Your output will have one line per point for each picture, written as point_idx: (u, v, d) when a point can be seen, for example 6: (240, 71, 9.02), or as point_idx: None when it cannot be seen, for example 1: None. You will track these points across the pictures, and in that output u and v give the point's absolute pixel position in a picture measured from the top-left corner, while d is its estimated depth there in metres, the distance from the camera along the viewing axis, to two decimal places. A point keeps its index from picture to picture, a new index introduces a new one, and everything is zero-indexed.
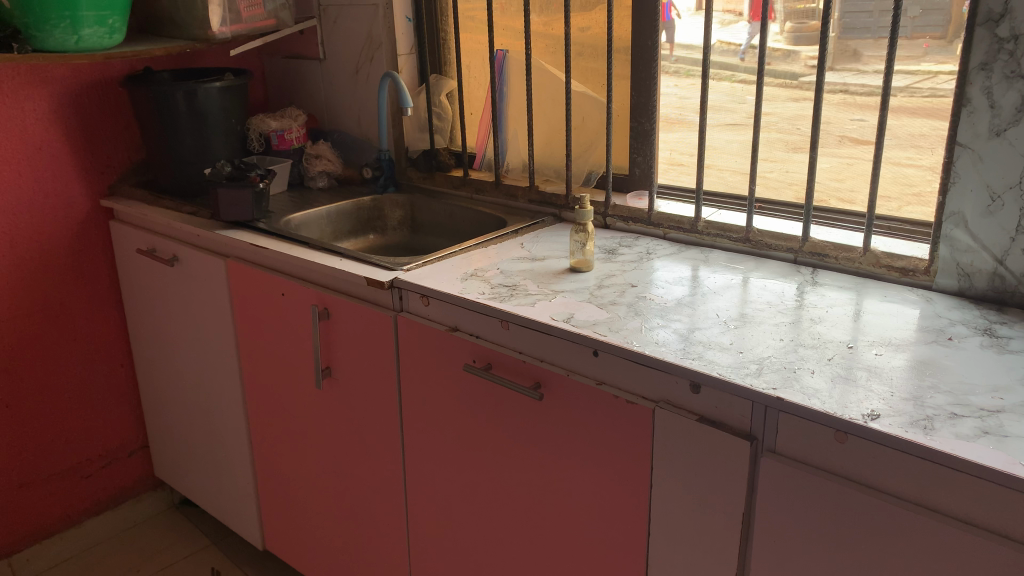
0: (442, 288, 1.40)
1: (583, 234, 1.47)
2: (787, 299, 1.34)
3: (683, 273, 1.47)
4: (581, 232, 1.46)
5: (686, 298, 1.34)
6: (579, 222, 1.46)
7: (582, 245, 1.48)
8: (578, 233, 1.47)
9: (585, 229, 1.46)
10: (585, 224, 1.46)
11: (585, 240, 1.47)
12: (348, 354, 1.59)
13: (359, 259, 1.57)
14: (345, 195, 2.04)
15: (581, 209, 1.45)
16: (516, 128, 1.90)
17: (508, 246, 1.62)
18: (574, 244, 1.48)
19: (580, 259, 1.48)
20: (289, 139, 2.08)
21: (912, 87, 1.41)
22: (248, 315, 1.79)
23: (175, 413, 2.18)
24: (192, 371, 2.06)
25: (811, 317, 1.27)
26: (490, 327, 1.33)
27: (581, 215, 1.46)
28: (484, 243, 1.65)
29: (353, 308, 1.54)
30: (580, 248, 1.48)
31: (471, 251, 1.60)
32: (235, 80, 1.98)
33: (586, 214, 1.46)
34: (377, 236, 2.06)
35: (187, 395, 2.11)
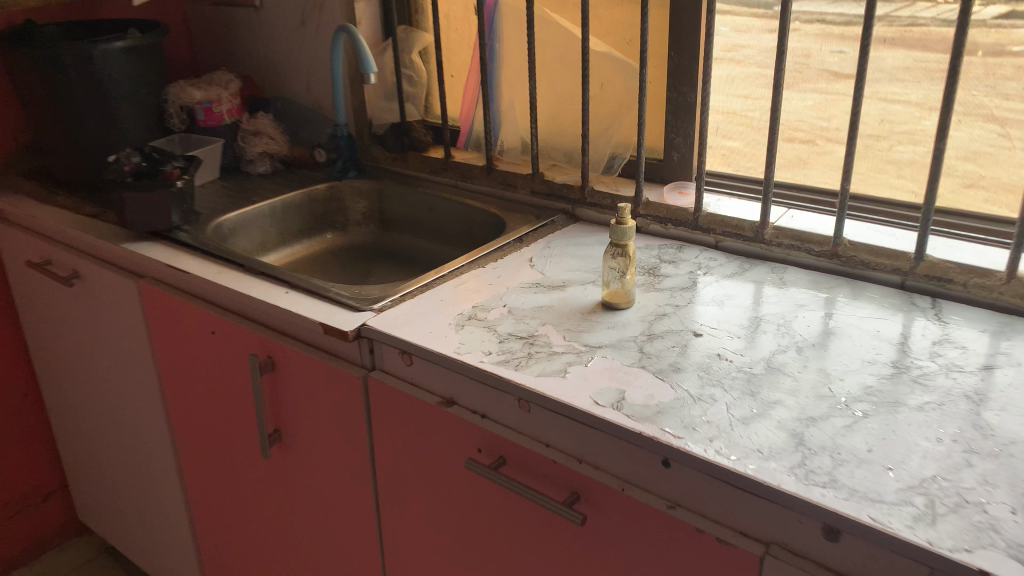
0: (430, 344, 1.00)
1: (620, 258, 1.06)
2: (916, 351, 0.96)
3: (758, 307, 1.08)
4: (618, 256, 1.06)
5: (776, 358, 0.95)
6: (617, 240, 1.05)
7: (616, 274, 1.07)
8: (614, 259, 1.07)
9: (623, 255, 1.06)
10: (624, 245, 1.06)
11: (626, 268, 1.06)
12: (303, 418, 1.18)
13: (313, 292, 1.16)
14: (294, 184, 1.61)
15: (619, 225, 1.05)
16: (513, 97, 1.48)
17: (515, 267, 1.22)
18: (606, 270, 1.08)
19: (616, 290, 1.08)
20: (219, 112, 1.63)
21: (891, 16, 1.13)
22: (172, 354, 1.37)
23: (95, 454, 1.77)
24: (108, 409, 1.64)
25: (963, 387, 0.89)
26: (503, 406, 0.94)
27: (620, 231, 1.05)
28: (479, 262, 1.25)
29: (306, 361, 1.13)
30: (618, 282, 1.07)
31: (465, 275, 1.20)
32: (144, 38, 1.50)
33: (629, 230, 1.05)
34: (337, 234, 1.64)
35: (106, 435, 1.69)
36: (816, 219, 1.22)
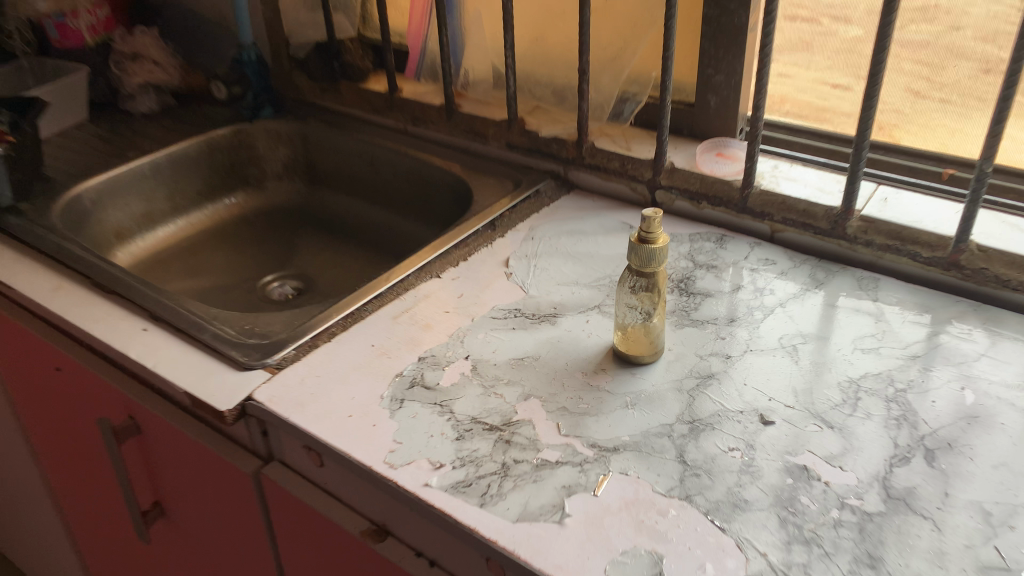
0: (350, 442, 0.64)
1: (643, 290, 0.69)
2: None
3: (847, 357, 0.72)
4: (641, 289, 0.69)
5: (896, 475, 0.60)
6: (639, 266, 0.68)
7: (637, 313, 0.70)
8: (633, 290, 0.69)
9: (649, 287, 0.69)
10: (651, 274, 0.68)
11: (653, 305, 0.69)
12: (188, 499, 0.83)
13: (182, 329, 0.78)
14: (188, 128, 1.19)
15: (643, 246, 0.66)
16: (480, 7, 1.05)
17: (486, 279, 0.84)
18: (622, 306, 0.70)
19: (628, 337, 0.71)
20: (77, 28, 1.21)
21: None
22: (15, 384, 1.00)
23: None
24: None
25: None
26: (466, 558, 0.60)
27: (646, 255, 0.67)
28: (432, 267, 0.87)
29: (177, 434, 0.77)
30: (643, 328, 0.70)
31: (411, 294, 0.82)
32: None
33: (659, 252, 0.67)
34: (251, 193, 1.24)
35: None
36: (923, 203, 0.84)
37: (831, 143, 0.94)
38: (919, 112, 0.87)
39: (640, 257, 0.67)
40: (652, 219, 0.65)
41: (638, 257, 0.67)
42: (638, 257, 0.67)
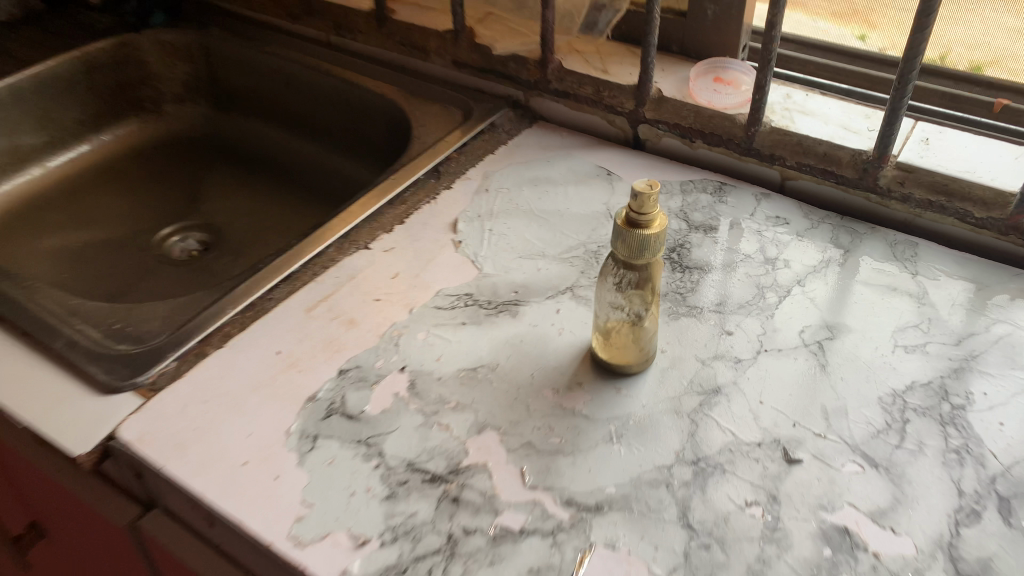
0: (245, 505, 0.48)
1: (632, 287, 0.52)
2: None
3: (886, 361, 0.57)
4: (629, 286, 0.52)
5: (965, 539, 0.46)
6: (627, 258, 0.51)
7: (624, 316, 0.53)
8: (618, 288, 0.52)
9: (640, 284, 0.52)
10: (643, 268, 0.51)
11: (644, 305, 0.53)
12: (66, 531, 0.67)
13: (28, 332, 0.59)
14: (58, 40, 0.96)
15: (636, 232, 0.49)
16: None
17: (428, 253, 0.67)
18: (604, 307, 0.54)
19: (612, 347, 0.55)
20: None
21: None
22: None
23: None
24: None
25: None
26: None
27: (637, 244, 0.50)
28: (359, 236, 0.69)
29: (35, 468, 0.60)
30: (631, 336, 0.54)
31: (332, 275, 0.65)
32: None
33: (655, 239, 0.50)
34: (147, 120, 1.03)
35: None
36: (976, 144, 0.66)
37: (854, 63, 0.77)
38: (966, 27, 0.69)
39: (629, 247, 0.50)
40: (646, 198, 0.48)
41: (627, 248, 0.50)
42: (626, 248, 0.50)
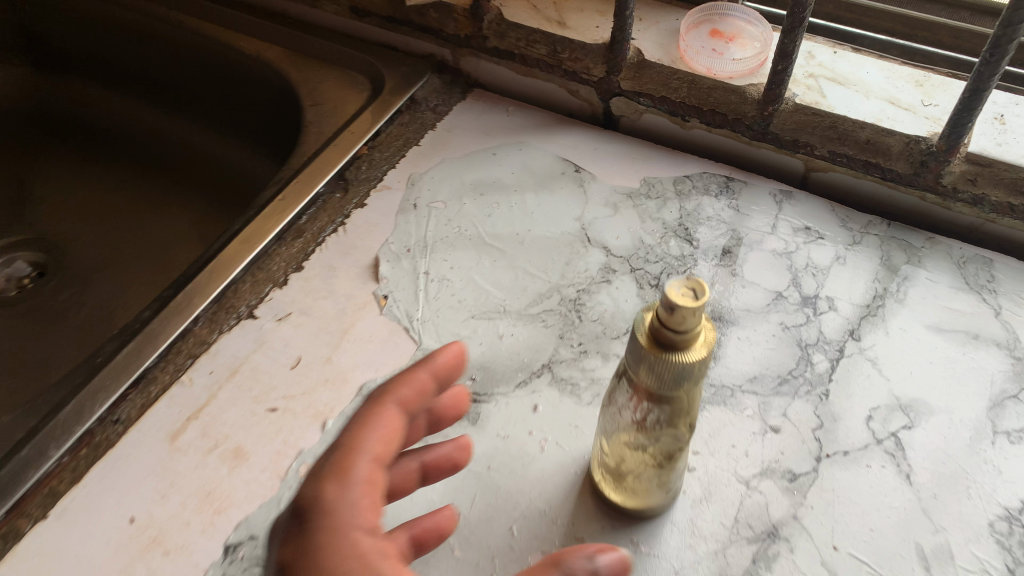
0: None
1: (658, 430, 0.34)
2: None
3: (987, 459, 0.42)
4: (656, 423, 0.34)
5: None
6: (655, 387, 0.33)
7: (644, 456, 0.36)
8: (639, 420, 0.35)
9: (673, 422, 0.34)
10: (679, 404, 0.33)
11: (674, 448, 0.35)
12: None
13: None
14: None
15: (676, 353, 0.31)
16: None
17: (340, 318, 0.47)
18: (616, 435, 0.36)
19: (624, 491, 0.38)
20: None
21: None
22: None
23: None
24: None
25: None
26: None
27: (670, 373, 0.32)
28: (238, 297, 0.48)
29: None
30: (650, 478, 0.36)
31: (203, 370, 0.45)
32: None
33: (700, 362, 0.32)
34: None
35: None
36: None
37: None
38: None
39: (659, 375, 0.32)
40: (690, 314, 0.29)
41: (655, 376, 0.32)
42: (654, 375, 0.32)
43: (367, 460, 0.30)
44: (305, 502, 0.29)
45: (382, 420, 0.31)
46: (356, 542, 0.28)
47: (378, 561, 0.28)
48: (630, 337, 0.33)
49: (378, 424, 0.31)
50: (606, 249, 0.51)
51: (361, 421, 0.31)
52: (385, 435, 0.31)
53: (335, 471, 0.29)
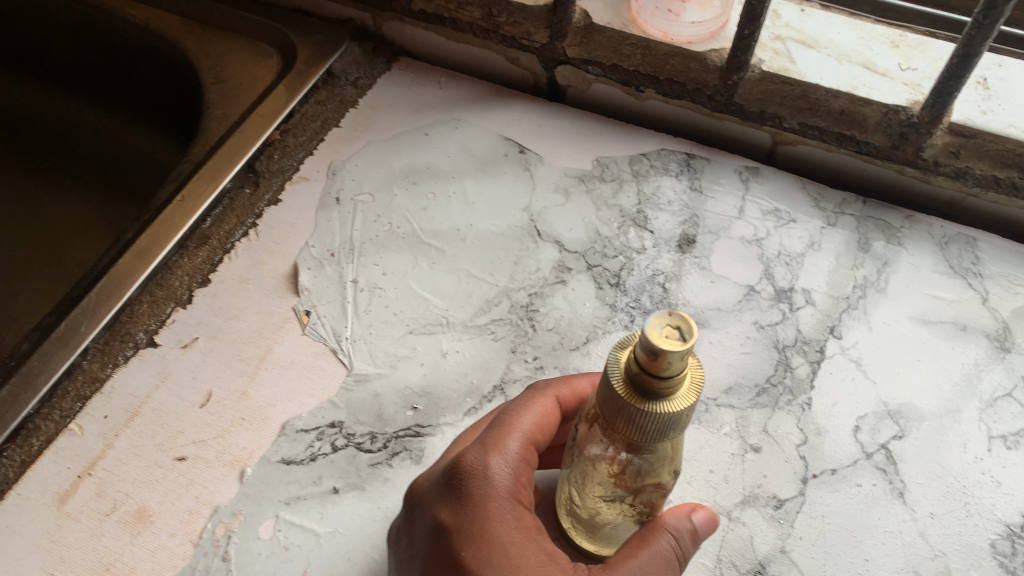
0: None
1: (637, 478, 0.28)
2: None
3: (984, 469, 0.38)
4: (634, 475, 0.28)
5: None
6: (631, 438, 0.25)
7: (623, 508, 0.30)
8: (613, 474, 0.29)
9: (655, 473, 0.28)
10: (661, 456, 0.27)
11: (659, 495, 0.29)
12: None
13: None
14: None
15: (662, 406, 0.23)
16: None
17: (257, 340, 0.41)
18: (587, 489, 0.31)
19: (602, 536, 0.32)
20: None
21: None
22: None
23: None
24: None
25: None
26: None
27: (654, 425, 0.23)
28: (134, 320, 0.41)
29: None
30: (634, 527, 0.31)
31: (97, 415, 0.38)
32: None
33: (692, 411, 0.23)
34: None
35: None
36: None
37: None
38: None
39: (639, 430, 0.23)
40: (677, 359, 0.21)
41: (637, 430, 0.23)
42: (632, 432, 0.24)
43: (527, 439, 0.29)
44: (467, 469, 0.28)
45: (544, 408, 0.30)
46: (518, 516, 0.27)
47: (538, 535, 0.27)
48: (601, 384, 0.24)
49: (538, 407, 0.30)
50: (558, 243, 0.45)
51: (522, 404, 0.30)
52: (547, 421, 0.30)
53: (494, 443, 0.29)
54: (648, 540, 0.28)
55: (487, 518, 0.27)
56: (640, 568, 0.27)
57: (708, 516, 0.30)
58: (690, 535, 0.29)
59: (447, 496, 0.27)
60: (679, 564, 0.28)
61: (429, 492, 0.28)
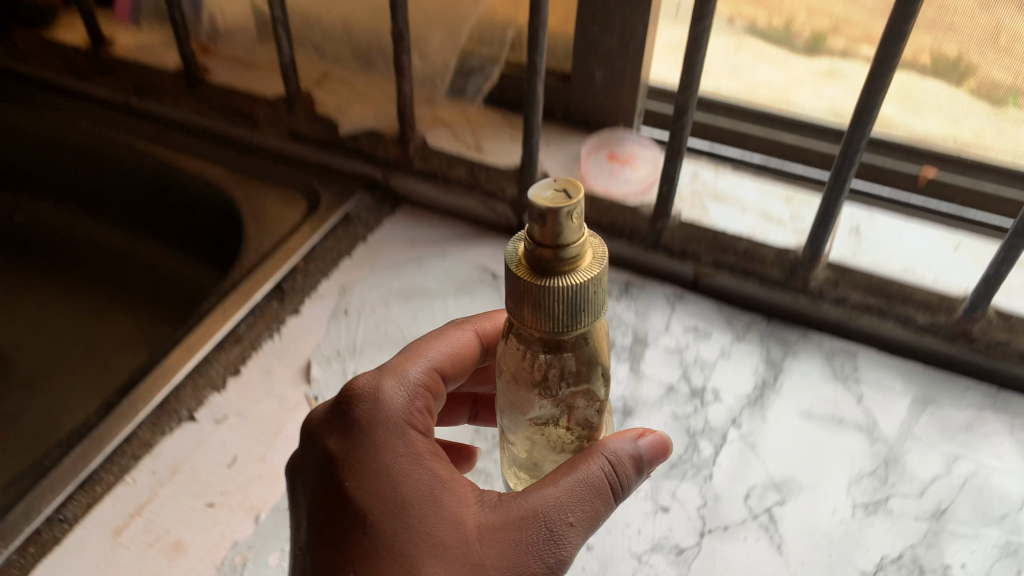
0: None
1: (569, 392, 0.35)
2: None
3: (847, 529, 0.47)
4: (566, 388, 0.35)
5: None
6: (551, 335, 0.31)
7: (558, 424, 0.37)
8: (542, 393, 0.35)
9: (587, 383, 0.35)
10: (585, 366, 0.34)
11: (591, 405, 0.37)
12: None
13: None
14: None
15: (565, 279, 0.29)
16: None
17: (275, 417, 0.52)
18: (520, 419, 0.37)
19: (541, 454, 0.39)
20: None
21: None
22: None
23: None
24: None
25: None
26: None
27: (560, 300, 0.29)
28: (180, 400, 0.52)
29: None
30: (569, 440, 0.38)
31: (146, 470, 0.49)
32: None
33: (590, 279, 0.30)
34: None
35: None
36: (907, 234, 0.59)
37: None
38: (956, 101, 0.55)
39: (548, 317, 0.30)
40: (567, 222, 0.27)
41: (547, 314, 0.29)
42: (543, 317, 0.30)
43: (431, 366, 0.40)
44: (363, 394, 0.36)
45: (455, 341, 0.42)
46: (408, 440, 0.35)
47: (427, 458, 0.35)
48: (509, 277, 0.30)
49: (449, 342, 0.41)
50: None
51: (435, 340, 0.41)
52: (455, 353, 0.41)
53: (391, 375, 0.38)
54: (578, 468, 0.35)
55: (377, 433, 0.35)
56: (557, 496, 0.34)
57: (656, 438, 0.37)
58: (628, 462, 0.36)
59: (342, 414, 0.36)
60: (607, 489, 0.35)
61: (323, 417, 0.36)
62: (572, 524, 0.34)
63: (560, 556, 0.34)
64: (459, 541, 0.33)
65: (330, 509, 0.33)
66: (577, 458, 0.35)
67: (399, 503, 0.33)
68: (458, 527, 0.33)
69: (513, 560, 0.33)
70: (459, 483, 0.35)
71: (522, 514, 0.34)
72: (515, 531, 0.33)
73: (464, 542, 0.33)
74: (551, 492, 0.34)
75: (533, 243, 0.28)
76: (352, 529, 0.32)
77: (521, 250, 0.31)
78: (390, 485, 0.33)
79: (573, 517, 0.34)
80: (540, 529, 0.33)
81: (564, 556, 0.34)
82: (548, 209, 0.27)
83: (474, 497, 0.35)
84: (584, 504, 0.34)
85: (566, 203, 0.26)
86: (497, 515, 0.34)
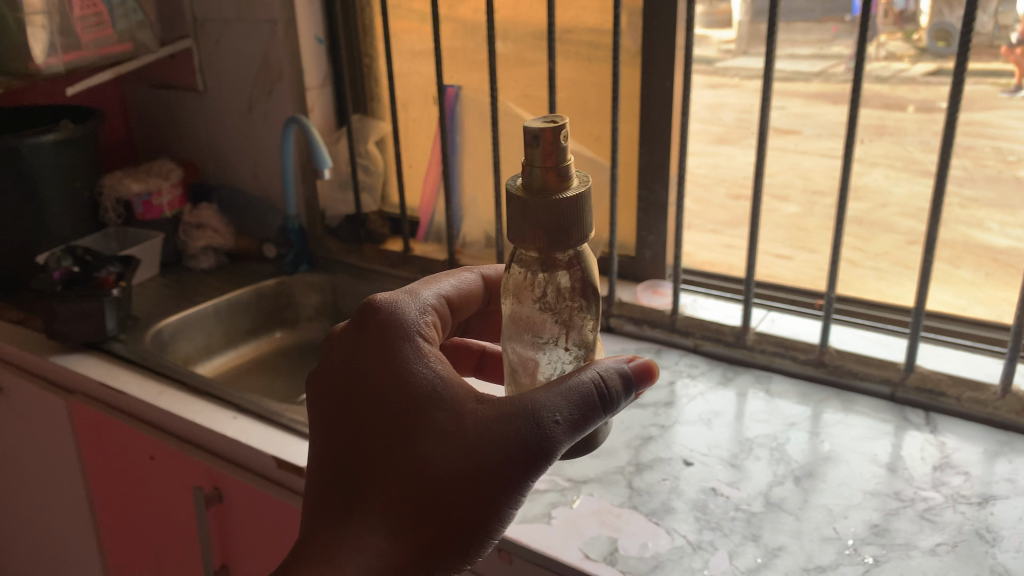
0: None
1: (559, 306, 0.67)
2: (908, 472, 0.92)
3: (746, 426, 1.02)
4: (560, 302, 0.67)
5: (773, 490, 0.90)
6: (550, 252, 0.62)
7: (556, 339, 0.69)
8: (548, 303, 0.67)
9: (579, 297, 0.67)
10: (578, 284, 0.66)
11: (581, 326, 0.69)
12: (248, 548, 1.09)
13: (261, 417, 1.07)
14: (240, 280, 1.50)
15: (561, 188, 0.59)
16: (476, 190, 1.41)
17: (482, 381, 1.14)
18: (533, 330, 0.69)
19: (536, 361, 0.71)
20: (158, 204, 1.51)
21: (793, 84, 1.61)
22: (105, 475, 1.23)
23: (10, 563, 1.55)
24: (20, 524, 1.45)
25: (963, 516, 0.85)
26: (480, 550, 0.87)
27: (556, 198, 0.59)
28: None
29: (251, 491, 1.04)
30: (568, 351, 0.70)
31: None
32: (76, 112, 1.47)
33: (577, 195, 0.60)
34: (287, 330, 1.53)
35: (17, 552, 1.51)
36: (799, 323, 1.18)
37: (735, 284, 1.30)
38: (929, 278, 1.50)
39: (552, 220, 0.60)
40: (559, 145, 0.58)
41: (548, 218, 0.60)
42: (547, 224, 0.60)
43: (437, 298, 0.74)
44: (396, 318, 0.68)
45: (458, 276, 0.78)
46: (427, 354, 0.66)
47: (440, 367, 0.65)
48: (522, 194, 0.60)
49: (454, 282, 0.77)
50: None
51: (441, 284, 0.76)
52: (457, 289, 0.77)
53: (413, 313, 0.69)
54: (569, 378, 0.63)
55: (407, 346, 0.66)
56: (543, 399, 0.62)
57: (642, 360, 0.65)
58: (614, 372, 0.64)
59: (386, 331, 0.67)
60: (588, 396, 0.62)
61: (375, 335, 0.67)
62: (555, 420, 0.62)
63: (546, 439, 0.61)
64: (457, 417, 0.63)
65: (383, 391, 0.65)
66: (571, 378, 0.63)
67: (424, 394, 0.64)
68: (460, 412, 0.63)
69: (506, 433, 0.62)
70: (458, 380, 0.65)
71: (512, 407, 0.62)
72: (500, 416, 0.62)
73: (461, 419, 0.63)
74: (542, 397, 0.62)
75: (536, 165, 0.59)
76: (394, 406, 0.64)
77: (519, 185, 0.61)
78: (415, 379, 0.64)
79: (557, 417, 0.62)
80: (525, 418, 0.62)
81: (549, 437, 0.61)
82: (539, 130, 0.57)
83: (471, 394, 0.64)
84: (564, 409, 0.62)
85: (556, 126, 0.57)
86: (499, 414, 0.63)
